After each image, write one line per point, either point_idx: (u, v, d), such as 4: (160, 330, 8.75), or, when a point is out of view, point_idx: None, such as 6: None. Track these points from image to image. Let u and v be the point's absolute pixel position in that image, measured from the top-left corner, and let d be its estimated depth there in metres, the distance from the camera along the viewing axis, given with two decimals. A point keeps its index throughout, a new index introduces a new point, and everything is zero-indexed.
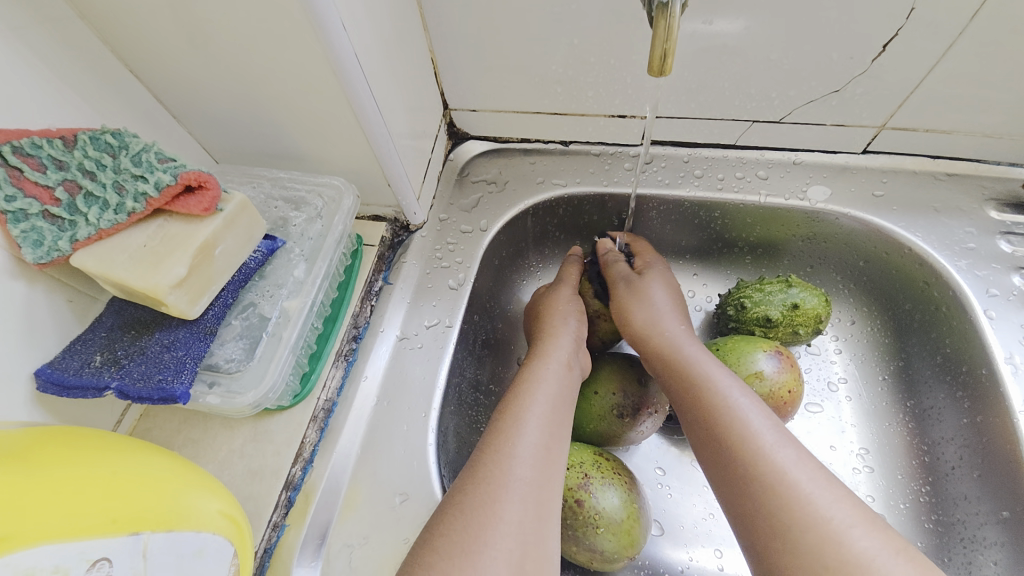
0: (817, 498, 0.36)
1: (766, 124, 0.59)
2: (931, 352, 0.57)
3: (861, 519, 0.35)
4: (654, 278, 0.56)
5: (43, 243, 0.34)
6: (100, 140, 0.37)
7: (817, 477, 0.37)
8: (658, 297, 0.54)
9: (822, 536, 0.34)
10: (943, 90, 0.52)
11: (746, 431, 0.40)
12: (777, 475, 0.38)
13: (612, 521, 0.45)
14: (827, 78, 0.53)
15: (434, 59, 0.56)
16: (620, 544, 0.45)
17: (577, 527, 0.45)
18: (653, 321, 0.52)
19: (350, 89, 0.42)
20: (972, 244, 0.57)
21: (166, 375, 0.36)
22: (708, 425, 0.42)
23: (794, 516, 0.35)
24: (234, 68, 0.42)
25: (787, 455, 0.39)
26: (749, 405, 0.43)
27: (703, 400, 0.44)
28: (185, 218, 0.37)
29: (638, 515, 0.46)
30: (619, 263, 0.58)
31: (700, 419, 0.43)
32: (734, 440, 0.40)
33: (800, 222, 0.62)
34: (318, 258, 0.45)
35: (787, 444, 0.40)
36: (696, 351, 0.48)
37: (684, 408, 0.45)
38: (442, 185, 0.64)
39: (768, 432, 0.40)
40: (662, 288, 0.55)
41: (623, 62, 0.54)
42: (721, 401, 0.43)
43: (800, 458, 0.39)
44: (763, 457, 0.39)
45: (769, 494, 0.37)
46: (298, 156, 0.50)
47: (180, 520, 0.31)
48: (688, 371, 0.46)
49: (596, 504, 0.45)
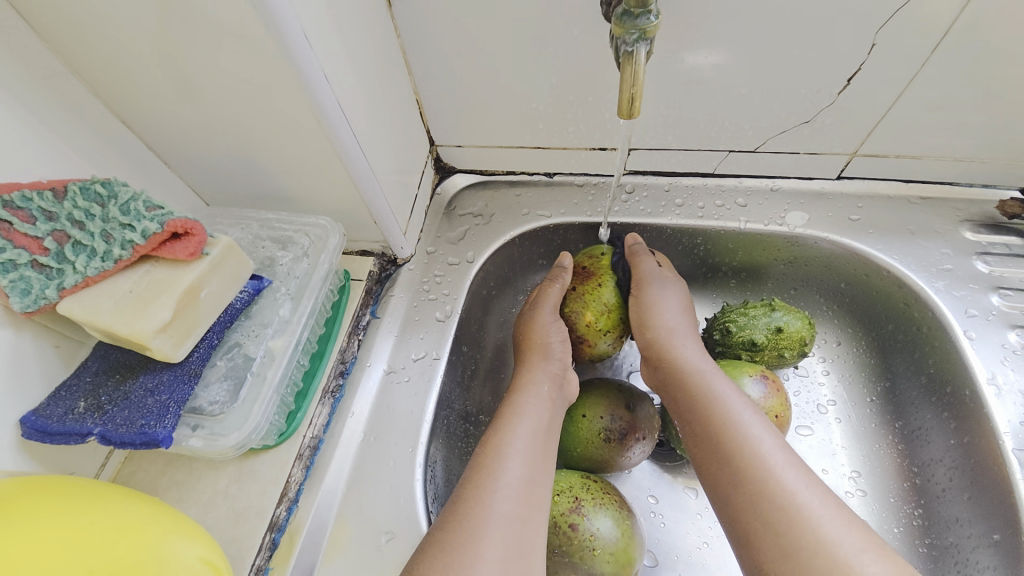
0: (824, 522, 0.36)
1: (742, 153, 0.61)
2: (916, 372, 0.58)
3: (870, 545, 0.35)
4: (669, 287, 0.56)
5: (31, 292, 0.35)
6: (89, 191, 0.38)
7: (823, 498, 0.38)
8: (670, 309, 0.55)
9: (830, 560, 0.34)
10: (909, 119, 0.54)
11: (755, 449, 0.41)
12: (786, 496, 0.38)
13: (607, 542, 0.45)
14: (796, 109, 0.55)
15: (419, 99, 0.59)
16: (618, 566, 0.44)
17: (573, 553, 0.44)
18: (670, 330, 0.53)
19: (336, 133, 0.43)
20: (948, 265, 0.58)
21: (149, 419, 0.36)
22: (716, 440, 0.43)
23: (804, 537, 0.36)
24: (223, 117, 0.43)
25: (796, 476, 0.39)
26: (756, 423, 0.43)
27: (712, 415, 0.44)
28: (172, 263, 0.38)
29: (631, 534, 0.46)
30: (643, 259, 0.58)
31: (708, 434, 0.44)
32: (742, 457, 0.41)
33: (781, 246, 0.63)
34: (304, 297, 0.46)
35: (796, 465, 0.40)
36: (706, 367, 0.49)
37: (692, 421, 0.46)
38: (430, 218, 0.65)
39: (778, 453, 0.41)
40: (674, 301, 0.56)
41: (599, 99, 0.56)
42: (730, 418, 0.43)
43: (807, 479, 0.39)
44: (773, 477, 0.39)
45: (781, 513, 0.37)
46: (286, 196, 0.52)
47: (157, 569, 0.31)
48: (696, 386, 0.47)
49: (590, 527, 0.45)
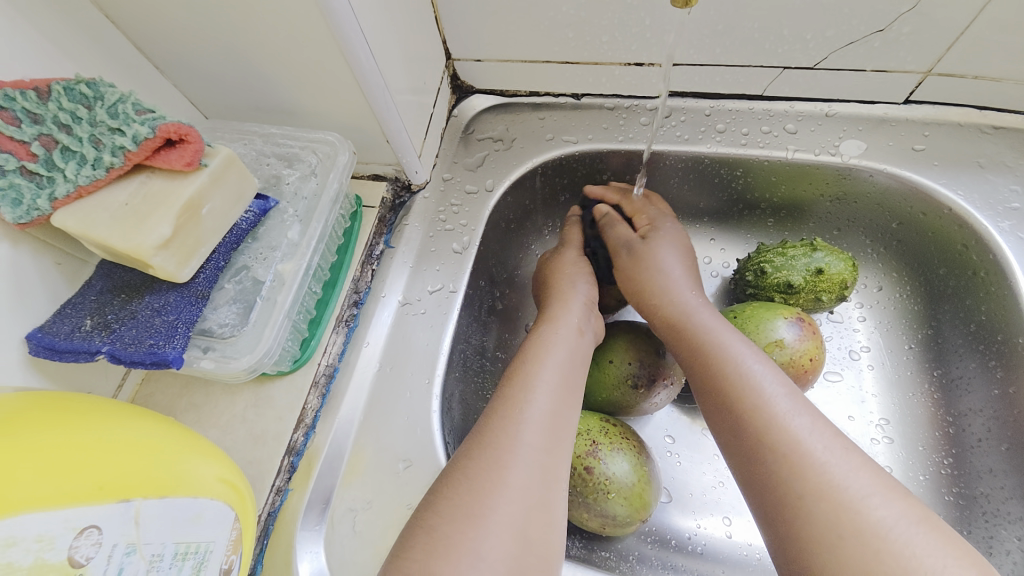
0: (831, 466, 0.34)
1: (799, 71, 0.54)
2: (964, 320, 0.54)
3: (880, 488, 0.33)
4: (662, 242, 0.52)
5: (23, 202, 0.32)
6: (75, 91, 0.34)
7: (833, 444, 0.35)
8: (667, 259, 0.51)
9: (836, 505, 0.32)
10: (1005, 28, 0.46)
11: (759, 397, 0.38)
12: (790, 443, 0.35)
13: (623, 485, 0.44)
14: (871, 15, 0.47)
15: (434, 1, 0.52)
16: (632, 508, 0.44)
17: (587, 493, 0.44)
18: (665, 283, 0.49)
19: (340, 34, 0.38)
20: (1018, 204, 0.52)
21: (158, 339, 0.35)
22: (719, 389, 0.40)
23: (805, 483, 0.34)
24: (213, 11, 0.38)
25: (802, 422, 0.37)
26: (763, 372, 0.40)
27: (713, 366, 0.41)
28: (168, 174, 0.35)
29: (648, 477, 0.46)
30: (619, 226, 0.55)
31: (711, 385, 0.41)
32: (745, 405, 0.38)
33: (830, 181, 0.58)
34: (313, 219, 0.43)
35: (803, 412, 0.37)
36: (708, 320, 0.45)
37: (697, 374, 0.43)
38: (446, 143, 0.60)
39: (784, 400, 0.38)
40: (673, 253, 0.52)
41: (641, 0, 0.48)
42: (733, 368, 0.41)
43: (815, 425, 0.36)
44: (778, 424, 0.37)
45: (782, 461, 0.35)
46: (291, 110, 0.47)
47: (176, 487, 0.30)
48: (697, 338, 0.44)
49: (605, 471, 0.44)
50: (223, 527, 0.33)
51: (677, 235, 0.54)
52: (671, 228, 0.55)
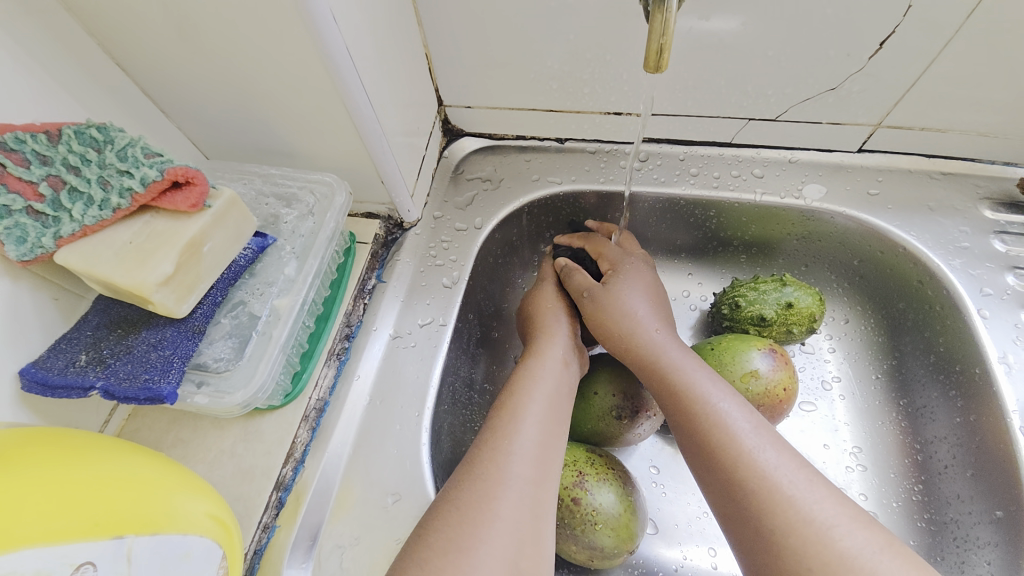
0: (799, 499, 0.36)
1: (763, 122, 0.59)
2: (924, 351, 0.58)
3: (845, 517, 0.35)
4: (624, 283, 0.53)
5: (27, 240, 0.33)
6: (85, 135, 0.36)
7: (800, 477, 0.37)
8: (631, 301, 0.52)
9: (804, 538, 0.34)
10: (939, 89, 0.52)
11: (727, 435, 0.40)
12: (760, 480, 0.37)
13: (609, 516, 0.45)
14: (824, 75, 0.52)
15: (428, 54, 0.56)
16: (619, 540, 0.45)
17: (574, 525, 0.45)
18: (629, 330, 0.50)
19: (343, 85, 0.41)
20: (966, 243, 0.56)
21: (152, 374, 0.35)
22: (689, 430, 0.42)
23: (776, 518, 0.35)
24: (223, 63, 0.41)
25: (770, 457, 0.38)
26: (730, 409, 0.42)
27: (682, 407, 0.43)
28: (172, 214, 0.37)
29: (634, 508, 0.46)
30: (580, 273, 0.55)
31: (683, 425, 0.43)
32: (713, 445, 0.40)
33: (796, 221, 0.62)
34: (309, 256, 0.45)
35: (770, 446, 0.39)
36: (675, 358, 0.47)
37: (670, 414, 0.44)
38: (437, 183, 0.63)
39: (751, 436, 0.40)
40: (639, 290, 0.53)
41: (618, 58, 0.53)
42: (701, 408, 0.42)
43: (783, 459, 0.38)
44: (746, 462, 0.38)
45: (755, 498, 0.37)
46: (290, 152, 0.50)
47: (167, 523, 0.31)
48: (665, 381, 0.45)
49: (592, 502, 0.45)
50: (211, 565, 0.32)
51: (642, 274, 0.55)
52: (638, 267, 0.56)
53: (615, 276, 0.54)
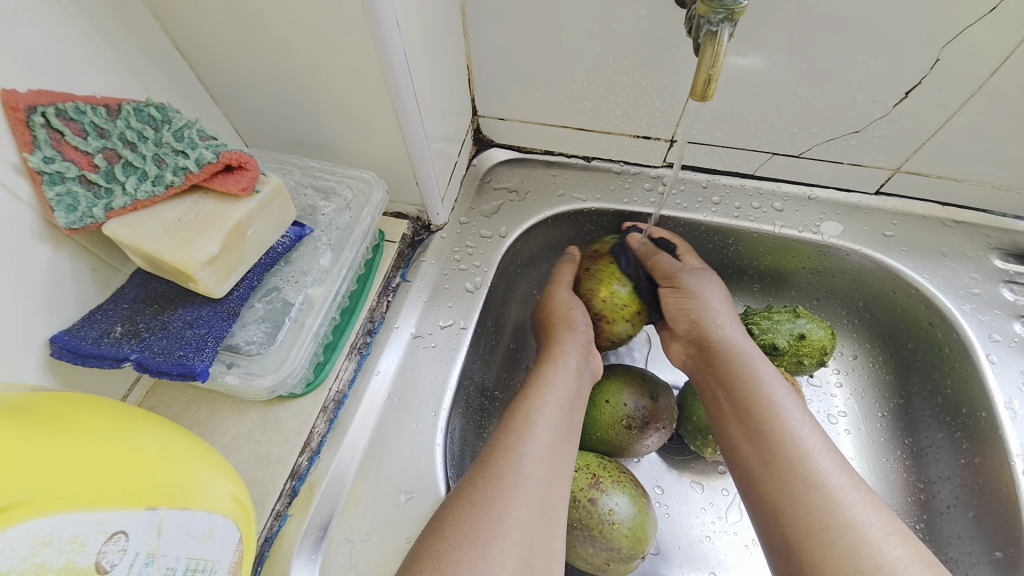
0: (854, 503, 0.37)
1: (786, 157, 0.61)
2: (931, 393, 0.59)
3: (896, 530, 0.36)
4: (708, 282, 0.55)
5: (77, 209, 0.34)
6: (143, 113, 0.37)
7: (857, 487, 0.38)
8: (715, 293, 0.54)
9: (858, 540, 0.35)
10: (958, 142, 0.54)
11: (792, 430, 0.41)
12: (819, 478, 0.38)
13: (625, 518, 0.45)
14: (849, 118, 0.55)
15: (469, 64, 0.57)
16: (635, 541, 0.45)
17: (591, 526, 0.45)
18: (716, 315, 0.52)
19: (394, 88, 0.42)
20: (976, 290, 0.58)
21: (187, 351, 0.36)
22: (753, 416, 0.43)
23: (833, 518, 0.36)
24: (280, 56, 0.42)
25: (830, 460, 0.39)
26: (795, 408, 0.43)
27: (746, 394, 0.44)
28: (221, 196, 0.37)
29: (647, 510, 0.47)
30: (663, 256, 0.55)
31: (745, 408, 0.44)
32: (778, 436, 0.41)
33: (811, 255, 0.64)
34: (345, 249, 0.45)
35: (831, 451, 0.40)
36: (748, 347, 0.48)
37: (732, 402, 0.45)
38: (464, 189, 0.64)
39: (814, 437, 0.41)
40: (716, 291, 0.54)
41: (653, 85, 0.55)
42: (768, 400, 0.43)
43: (841, 467, 0.39)
44: (809, 459, 0.39)
45: (810, 492, 0.38)
46: (331, 147, 0.51)
47: (193, 499, 0.31)
48: (738, 367, 0.47)
49: (608, 503, 0.45)
50: (228, 547, 0.33)
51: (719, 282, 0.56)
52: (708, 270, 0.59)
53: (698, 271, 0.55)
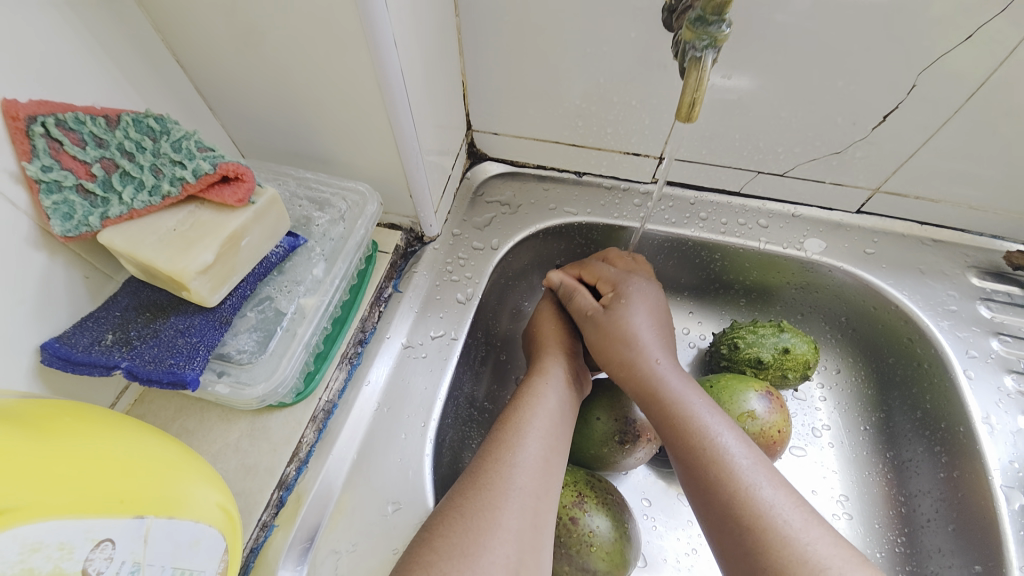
0: (794, 537, 0.36)
1: (770, 176, 0.63)
2: (911, 407, 0.60)
3: (842, 559, 0.35)
4: (625, 309, 0.51)
5: (74, 217, 0.34)
6: (142, 123, 0.38)
7: (798, 516, 0.38)
8: (637, 323, 0.50)
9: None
10: (935, 163, 0.56)
11: (726, 469, 0.40)
12: (756, 516, 0.38)
13: (604, 540, 0.46)
14: (831, 139, 0.57)
15: (464, 80, 0.59)
16: (611, 565, 0.46)
17: (570, 545, 0.45)
18: (629, 355, 0.49)
19: (390, 103, 0.44)
20: (954, 307, 0.60)
21: (178, 359, 0.36)
22: (688, 459, 0.42)
23: (768, 557, 0.36)
24: (279, 71, 0.43)
25: (767, 493, 0.39)
26: (729, 441, 0.42)
27: (680, 435, 0.43)
28: (217, 207, 0.38)
29: (627, 535, 0.47)
30: (579, 297, 0.54)
31: (680, 450, 0.43)
32: (714, 477, 0.40)
33: (795, 271, 0.65)
34: (338, 259, 0.46)
35: (766, 482, 0.40)
36: (672, 384, 0.46)
37: (669, 443, 0.44)
38: (458, 202, 0.65)
39: (749, 471, 0.40)
40: (638, 315, 0.51)
41: (643, 104, 0.57)
42: (701, 440, 0.42)
43: (780, 497, 0.39)
44: (744, 496, 0.39)
45: (747, 534, 0.37)
46: (326, 159, 0.52)
47: (181, 508, 0.31)
48: (667, 407, 0.45)
49: (589, 524, 0.46)
50: (214, 557, 0.33)
51: (649, 297, 0.52)
52: (646, 285, 0.54)
53: (618, 300, 0.52)
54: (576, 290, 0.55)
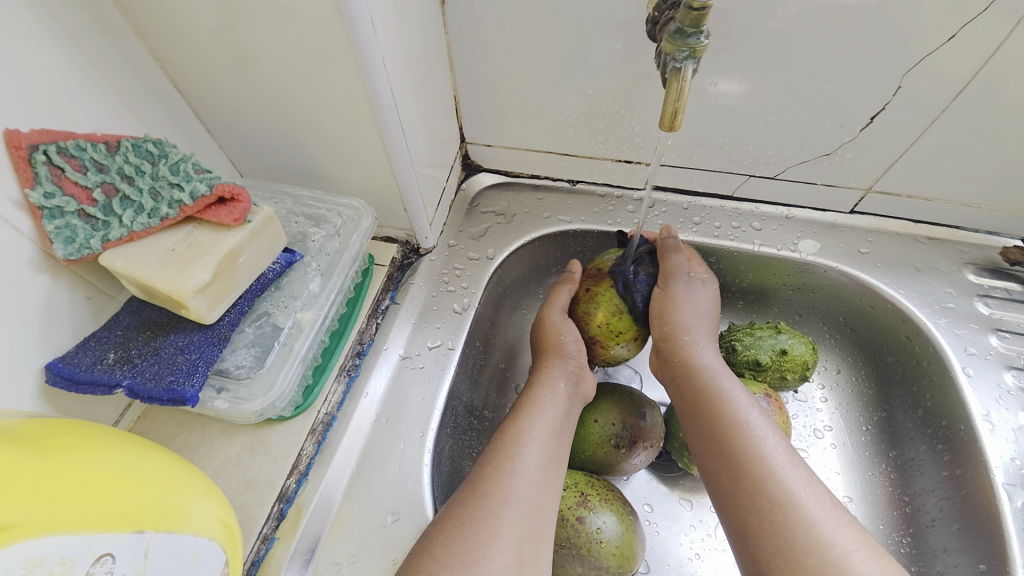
0: (820, 520, 0.37)
1: (762, 179, 0.63)
2: (912, 405, 0.60)
3: (863, 546, 0.36)
4: (696, 288, 0.55)
5: (75, 241, 0.36)
6: (141, 149, 0.39)
7: (824, 501, 0.38)
8: (700, 303, 0.54)
9: (822, 559, 0.35)
10: (924, 162, 0.56)
11: (759, 447, 0.41)
12: (785, 495, 0.38)
13: (612, 537, 0.46)
14: (819, 142, 0.57)
15: (456, 95, 0.60)
16: (623, 560, 0.46)
17: (580, 545, 0.45)
18: (687, 329, 0.52)
19: (382, 120, 0.45)
20: (951, 304, 0.60)
21: (177, 376, 0.37)
22: (720, 436, 0.43)
23: (797, 534, 0.36)
24: (274, 93, 0.45)
25: (797, 475, 0.40)
26: (761, 423, 0.43)
27: (714, 412, 0.45)
28: (214, 226, 0.39)
29: (634, 529, 0.48)
30: (673, 256, 0.56)
31: (713, 426, 0.44)
32: (747, 454, 0.41)
33: (791, 272, 0.65)
34: (333, 274, 0.47)
35: (797, 465, 0.40)
36: (714, 366, 0.49)
37: (701, 420, 0.45)
38: (453, 213, 0.66)
39: (781, 452, 0.41)
40: (704, 298, 0.55)
41: (632, 113, 0.58)
42: (736, 417, 0.44)
43: (809, 482, 0.39)
44: (775, 476, 0.39)
45: (776, 511, 0.38)
46: (322, 176, 0.53)
47: (181, 523, 0.32)
48: (706, 384, 0.47)
49: (596, 522, 0.46)
50: (214, 571, 0.33)
51: (712, 290, 0.56)
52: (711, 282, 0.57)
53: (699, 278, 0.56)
54: (674, 252, 0.57)
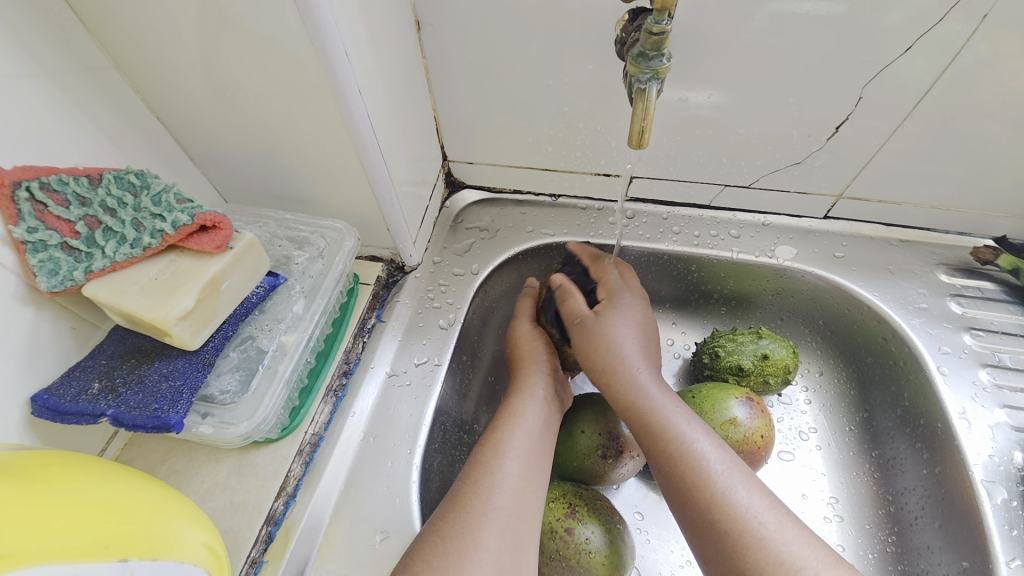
0: (770, 538, 0.38)
1: (737, 188, 0.65)
2: (892, 405, 0.61)
3: (813, 559, 0.37)
4: (613, 317, 0.52)
5: (59, 273, 0.36)
6: (123, 180, 0.40)
7: (772, 517, 0.39)
8: (624, 332, 0.52)
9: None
10: (891, 168, 0.59)
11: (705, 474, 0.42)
12: (737, 520, 0.39)
13: (601, 547, 0.46)
14: (788, 151, 0.59)
15: (436, 115, 0.62)
16: (612, 569, 0.46)
17: (569, 556, 0.46)
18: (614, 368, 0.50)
19: (361, 145, 0.46)
20: (924, 304, 0.61)
21: (162, 404, 0.37)
22: (670, 468, 0.43)
23: (750, 560, 0.38)
24: (255, 122, 0.46)
25: (745, 497, 0.41)
26: (706, 447, 0.44)
27: (660, 443, 0.44)
28: (196, 254, 0.40)
29: (622, 537, 0.48)
30: (571, 299, 0.55)
31: (660, 459, 0.44)
32: (696, 483, 0.42)
33: (770, 278, 0.67)
34: (317, 295, 0.48)
35: (743, 486, 0.41)
36: (652, 396, 0.48)
37: (649, 452, 0.45)
38: (437, 230, 0.67)
39: (728, 477, 0.42)
40: (629, 325, 0.52)
41: (607, 129, 0.59)
42: (681, 448, 0.44)
43: (757, 500, 0.40)
44: (724, 502, 0.40)
45: (728, 538, 0.39)
46: (305, 199, 0.54)
47: (167, 549, 0.32)
48: (648, 416, 0.46)
49: (584, 533, 0.46)
50: None
51: (636, 308, 0.54)
52: (635, 301, 0.54)
53: (607, 306, 0.53)
54: (572, 295, 0.55)
